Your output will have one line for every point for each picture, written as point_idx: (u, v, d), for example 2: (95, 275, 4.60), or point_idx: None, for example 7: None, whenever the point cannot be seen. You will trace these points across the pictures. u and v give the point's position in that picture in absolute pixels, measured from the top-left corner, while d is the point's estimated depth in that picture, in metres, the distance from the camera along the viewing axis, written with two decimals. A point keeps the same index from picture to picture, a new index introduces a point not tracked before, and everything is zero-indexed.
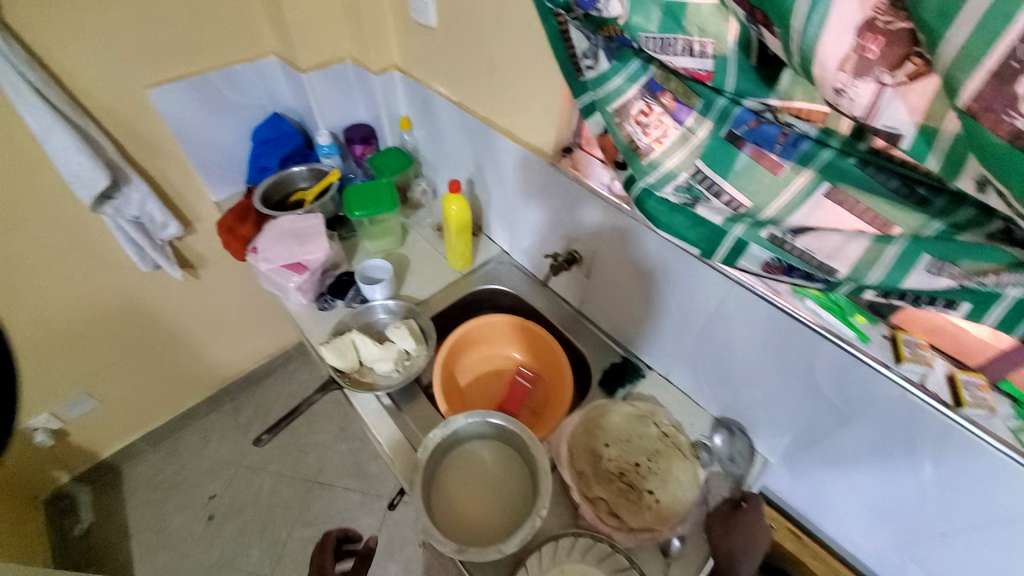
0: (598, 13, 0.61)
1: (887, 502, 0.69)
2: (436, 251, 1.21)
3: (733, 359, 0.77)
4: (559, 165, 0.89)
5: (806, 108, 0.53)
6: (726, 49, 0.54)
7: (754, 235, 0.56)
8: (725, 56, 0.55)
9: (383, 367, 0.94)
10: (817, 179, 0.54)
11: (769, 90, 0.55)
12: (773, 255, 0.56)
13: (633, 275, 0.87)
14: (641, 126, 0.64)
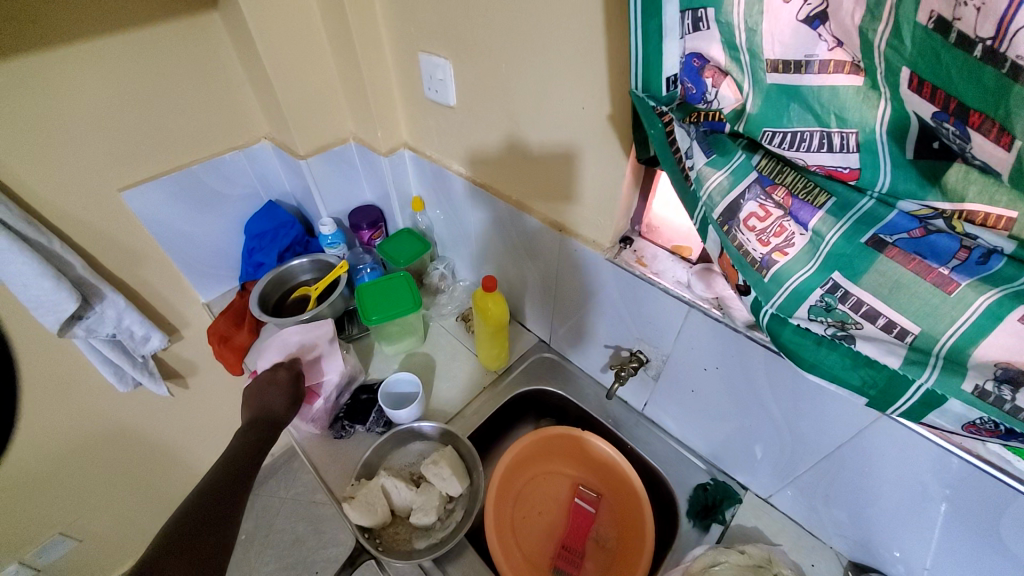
0: (703, 104, 0.51)
1: None
2: (465, 346, 1.06)
3: (873, 493, 0.62)
4: (619, 259, 0.76)
5: (984, 213, 0.38)
6: (877, 140, 0.41)
7: (951, 388, 0.43)
8: (876, 138, 0.41)
9: (423, 520, 0.76)
10: (1008, 302, 0.40)
11: (933, 189, 0.40)
12: (981, 413, 0.43)
13: (720, 384, 0.72)
14: (755, 234, 0.51)
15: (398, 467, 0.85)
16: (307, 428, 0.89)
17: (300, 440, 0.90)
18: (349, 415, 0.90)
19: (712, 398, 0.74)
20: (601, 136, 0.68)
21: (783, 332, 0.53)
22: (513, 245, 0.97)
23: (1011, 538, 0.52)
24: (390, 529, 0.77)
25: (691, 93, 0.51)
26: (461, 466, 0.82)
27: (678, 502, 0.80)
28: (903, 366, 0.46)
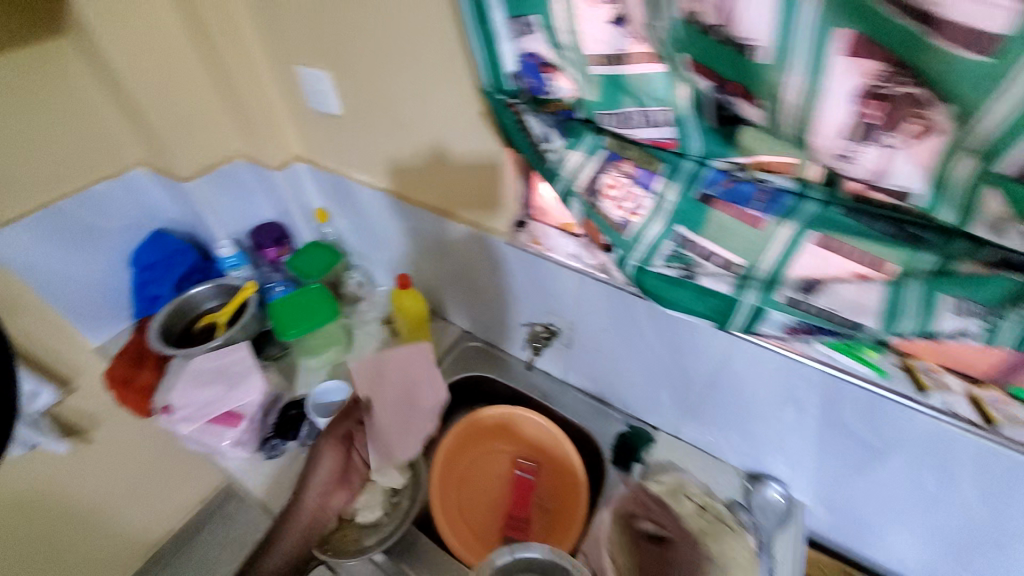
0: (546, 94, 0.60)
1: (939, 527, 0.66)
2: (392, 348, 1.07)
3: (749, 405, 0.73)
4: (517, 241, 0.83)
5: (770, 161, 0.51)
6: (683, 112, 0.51)
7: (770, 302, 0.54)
8: (686, 115, 0.51)
9: (369, 517, 0.79)
10: (801, 229, 0.52)
11: (733, 148, 0.52)
12: (794, 317, 0.55)
13: (619, 339, 0.80)
14: (613, 200, 0.60)
15: None
16: (236, 454, 0.88)
17: (232, 467, 0.88)
18: (279, 433, 0.89)
19: (616, 353, 0.83)
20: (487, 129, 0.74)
21: (648, 280, 0.61)
22: (424, 243, 1.01)
23: (846, 417, 0.64)
24: (336, 535, 0.78)
25: (534, 87, 0.60)
26: (401, 460, 0.84)
27: (602, 451, 0.88)
28: (734, 292, 0.56)
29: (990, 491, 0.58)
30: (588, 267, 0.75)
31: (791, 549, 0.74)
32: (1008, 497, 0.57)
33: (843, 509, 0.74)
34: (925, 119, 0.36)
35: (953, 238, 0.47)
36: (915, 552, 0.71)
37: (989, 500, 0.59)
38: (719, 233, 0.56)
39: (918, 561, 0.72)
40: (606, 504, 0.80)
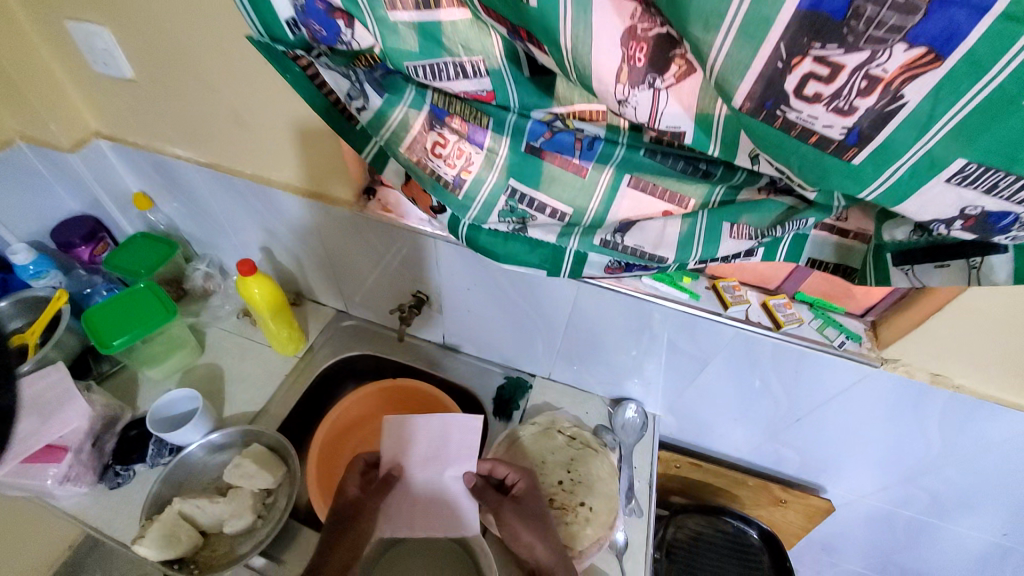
0: (345, 46, 0.52)
1: (753, 414, 0.79)
2: (255, 341, 0.98)
3: (602, 340, 0.81)
4: (367, 210, 0.79)
5: (587, 109, 0.54)
6: (497, 63, 0.51)
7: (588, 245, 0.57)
8: (500, 70, 0.51)
9: (239, 525, 0.73)
10: (617, 174, 0.56)
11: (551, 99, 0.53)
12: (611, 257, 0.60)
13: (484, 295, 0.84)
14: (441, 158, 0.58)
15: (199, 484, 0.79)
16: (67, 492, 0.75)
17: (67, 506, 0.75)
18: (120, 458, 0.77)
19: (485, 311, 0.87)
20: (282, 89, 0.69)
21: (481, 237, 0.62)
22: (272, 223, 0.91)
23: (674, 337, 0.73)
24: (206, 549, 0.73)
25: (324, 36, 0.51)
26: (272, 458, 0.78)
27: (485, 405, 0.92)
28: (558, 240, 0.58)
29: (786, 378, 0.70)
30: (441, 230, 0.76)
31: (646, 457, 0.86)
32: (795, 380, 0.70)
33: (688, 415, 0.87)
34: (684, 58, 0.39)
35: (736, 171, 0.53)
36: (740, 438, 0.86)
37: (784, 385, 0.71)
38: (546, 183, 0.58)
39: (745, 444, 0.87)
40: (489, 450, 0.84)
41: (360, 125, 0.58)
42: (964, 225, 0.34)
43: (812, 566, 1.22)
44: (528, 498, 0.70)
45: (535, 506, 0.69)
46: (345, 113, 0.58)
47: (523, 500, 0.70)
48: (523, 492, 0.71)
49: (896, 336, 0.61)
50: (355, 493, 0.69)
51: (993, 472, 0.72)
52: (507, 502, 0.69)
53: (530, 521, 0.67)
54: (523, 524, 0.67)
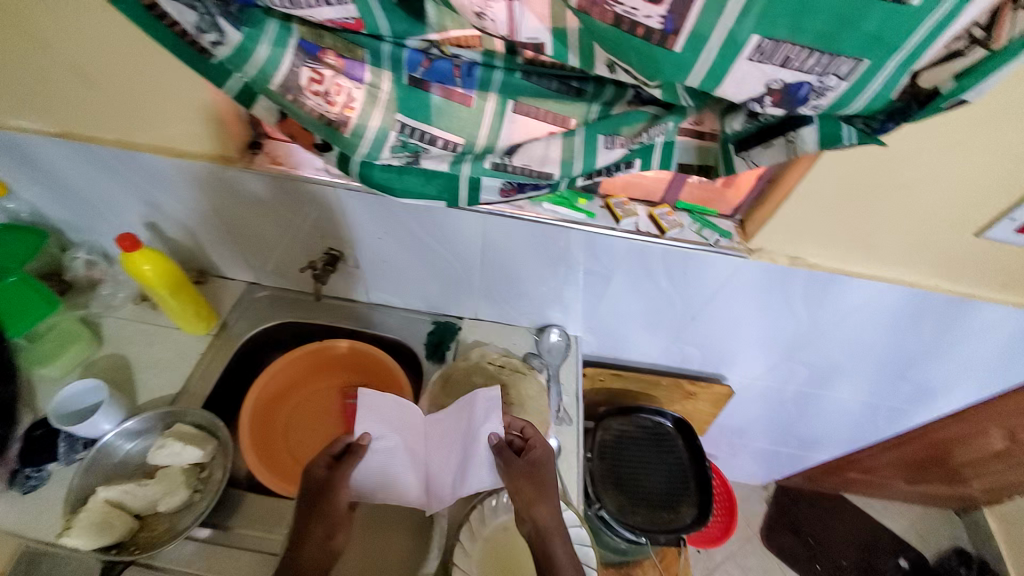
0: None
1: (658, 319, 0.89)
2: (160, 325, 0.92)
3: (518, 273, 0.85)
4: (256, 164, 0.76)
5: (461, 36, 0.56)
6: None
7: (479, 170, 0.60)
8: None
9: (174, 501, 0.72)
10: (501, 100, 0.58)
11: (423, 25, 0.53)
12: (503, 180, 0.63)
13: (395, 244, 0.84)
14: (321, 97, 0.56)
15: (124, 473, 0.75)
16: None
17: None
18: (28, 460, 0.73)
19: (402, 260, 0.87)
20: (143, 40, 0.63)
21: (374, 173, 0.61)
22: (155, 195, 0.84)
23: (580, 258, 0.79)
24: (145, 531, 0.71)
25: None
26: (197, 435, 0.76)
27: (416, 351, 0.95)
28: (451, 168, 0.60)
29: (677, 280, 0.79)
30: (337, 177, 0.74)
31: (572, 374, 0.93)
32: (685, 280, 0.79)
33: (606, 331, 0.95)
34: None
35: (605, 86, 0.58)
36: (653, 344, 0.96)
37: (677, 286, 0.80)
38: (434, 116, 0.58)
39: (657, 349, 0.97)
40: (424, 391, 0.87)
41: (215, 60, 0.54)
42: (773, 100, 0.40)
43: (728, 449, 1.42)
44: (543, 471, 0.67)
45: (544, 474, 0.67)
46: (194, 45, 0.54)
47: (540, 468, 0.67)
48: (540, 460, 0.67)
49: (758, 226, 0.70)
50: (322, 473, 0.66)
51: (850, 335, 0.87)
52: (523, 463, 0.66)
53: (538, 487, 0.66)
54: (530, 493, 0.65)
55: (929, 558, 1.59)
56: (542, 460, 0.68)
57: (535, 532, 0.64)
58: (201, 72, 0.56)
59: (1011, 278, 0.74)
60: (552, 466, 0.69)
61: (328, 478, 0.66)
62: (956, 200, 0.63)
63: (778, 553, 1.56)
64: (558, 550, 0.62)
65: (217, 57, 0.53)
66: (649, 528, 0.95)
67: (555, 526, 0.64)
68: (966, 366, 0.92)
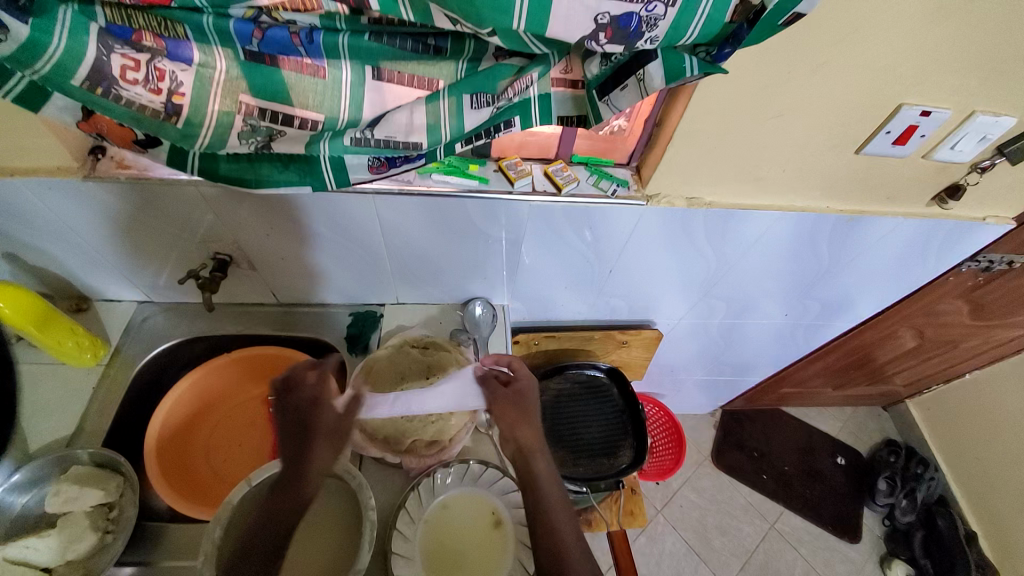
0: None
1: (577, 275, 0.88)
2: (40, 363, 0.83)
3: (425, 251, 0.82)
4: (98, 173, 0.67)
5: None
6: None
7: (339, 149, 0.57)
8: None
9: (83, 547, 0.66)
10: (358, 68, 0.52)
11: None
12: (369, 154, 0.60)
13: (288, 238, 0.78)
14: (142, 86, 0.48)
15: (23, 529, 0.69)
16: None
17: None
18: None
19: (301, 255, 0.81)
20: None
21: (224, 165, 0.57)
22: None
23: (484, 227, 0.76)
24: None
25: None
26: (100, 473, 0.71)
27: (338, 347, 0.90)
28: (309, 148, 0.56)
29: (582, 235, 0.78)
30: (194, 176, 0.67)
31: (502, 344, 0.91)
32: (591, 233, 0.78)
33: (531, 295, 0.94)
34: None
35: (465, 39, 0.52)
36: (580, 301, 0.96)
37: (588, 241, 0.80)
38: (289, 94, 0.51)
39: (584, 306, 0.97)
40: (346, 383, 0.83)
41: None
42: (607, 37, 0.38)
43: (672, 387, 1.49)
44: (527, 400, 0.70)
45: (529, 404, 0.69)
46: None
47: (524, 398, 0.70)
48: (523, 387, 0.71)
49: (650, 171, 0.70)
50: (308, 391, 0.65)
51: (759, 265, 0.90)
52: (508, 394, 0.70)
53: (523, 415, 0.68)
54: (514, 421, 0.67)
55: (859, 450, 1.77)
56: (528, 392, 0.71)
57: (521, 457, 0.65)
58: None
59: (893, 191, 0.78)
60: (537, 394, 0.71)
61: (314, 406, 0.64)
62: (831, 122, 0.64)
63: (729, 470, 1.68)
64: (543, 469, 0.64)
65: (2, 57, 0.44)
66: (594, 476, 0.98)
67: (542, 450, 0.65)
68: (870, 276, 0.98)
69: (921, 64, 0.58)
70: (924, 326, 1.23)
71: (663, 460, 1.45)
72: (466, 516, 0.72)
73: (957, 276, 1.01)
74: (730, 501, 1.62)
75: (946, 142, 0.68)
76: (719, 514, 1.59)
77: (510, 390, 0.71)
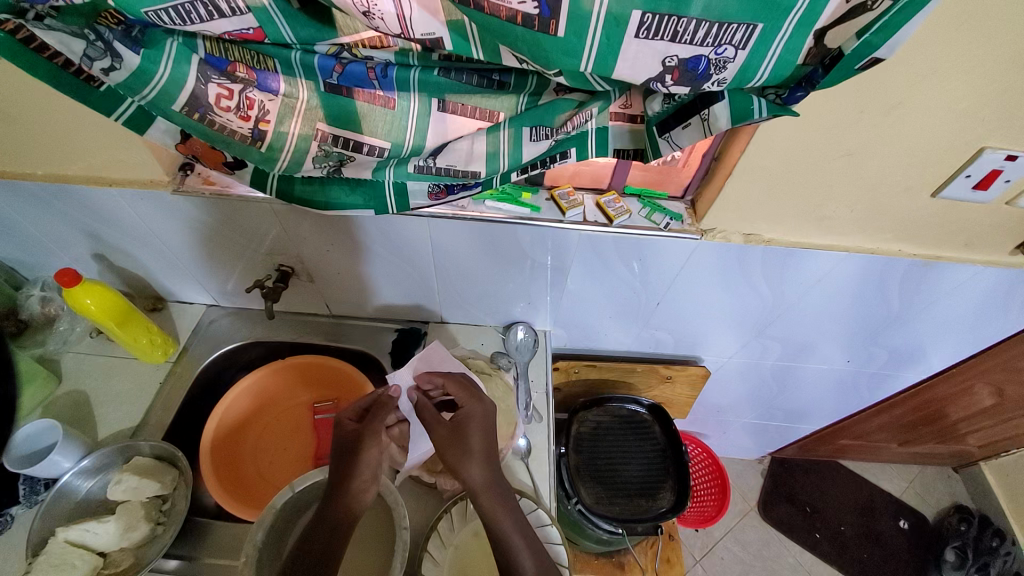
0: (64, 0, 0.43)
1: (622, 306, 0.87)
2: (117, 357, 0.90)
3: (472, 273, 0.83)
4: (186, 188, 0.74)
5: (372, 36, 0.52)
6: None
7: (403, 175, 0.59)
8: (264, 7, 0.46)
9: (135, 536, 0.70)
10: (425, 99, 0.55)
11: (332, 30, 0.50)
12: (429, 181, 0.62)
13: (346, 254, 0.82)
14: (232, 113, 0.52)
15: (85, 511, 0.74)
16: None
17: None
18: None
19: (354, 270, 0.85)
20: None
21: (297, 187, 0.62)
22: (97, 227, 0.82)
23: (532, 253, 0.77)
24: (109, 569, 0.68)
25: None
26: (157, 466, 0.75)
27: (382, 361, 0.93)
28: (374, 175, 0.59)
29: (630, 267, 0.77)
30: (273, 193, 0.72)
31: (542, 370, 0.92)
32: (641, 265, 0.77)
33: (573, 324, 0.94)
34: None
35: (527, 76, 0.54)
36: (623, 332, 0.94)
37: (636, 273, 0.78)
38: (362, 123, 0.55)
39: (627, 337, 0.95)
40: None
41: (104, 86, 0.51)
42: (673, 79, 0.39)
43: (716, 427, 1.41)
44: (471, 433, 0.65)
45: (473, 440, 0.64)
46: (82, 74, 0.50)
47: (466, 431, 0.65)
48: (459, 419, 0.66)
49: (706, 206, 0.68)
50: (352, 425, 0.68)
51: (819, 307, 0.85)
52: (448, 429, 0.65)
53: (460, 452, 0.63)
54: (455, 460, 0.63)
55: (928, 516, 1.59)
56: (478, 423, 0.66)
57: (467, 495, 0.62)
58: (84, 101, 0.52)
59: (973, 237, 0.72)
60: (481, 427, 0.65)
61: (355, 429, 0.67)
62: (905, 163, 0.61)
63: (776, 523, 1.55)
64: (495, 508, 0.60)
65: (112, 83, 0.49)
66: (630, 517, 0.94)
67: (492, 491, 0.61)
68: (944, 326, 0.90)
69: (1011, 105, 0.54)
70: (1006, 383, 1.11)
71: (705, 506, 1.37)
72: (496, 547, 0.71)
73: None
74: (777, 558, 1.50)
75: None
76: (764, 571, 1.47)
77: (452, 424, 0.65)
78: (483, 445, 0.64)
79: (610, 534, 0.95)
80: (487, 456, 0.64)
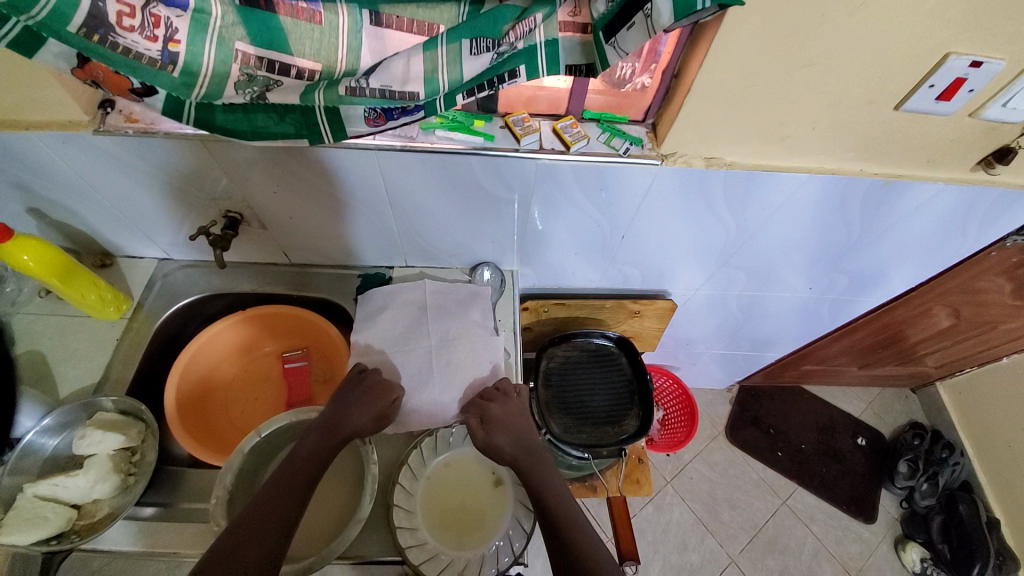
0: None
1: (588, 241, 0.86)
2: (69, 316, 0.87)
3: (432, 214, 0.80)
4: (108, 127, 0.68)
5: None
6: None
7: (332, 99, 0.54)
8: None
9: (108, 487, 0.70)
10: (356, 12, 0.49)
11: None
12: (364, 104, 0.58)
13: (300, 198, 0.78)
14: (138, 33, 0.46)
15: (55, 468, 0.73)
16: None
17: None
18: None
19: (308, 214, 0.81)
20: None
21: (219, 119, 0.57)
22: (21, 177, 0.76)
23: (489, 187, 0.74)
24: (84, 520, 0.69)
25: None
26: (122, 420, 0.75)
27: (347, 307, 0.92)
28: (302, 99, 0.54)
29: (593, 199, 0.75)
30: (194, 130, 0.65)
31: (510, 310, 0.90)
32: (605, 195, 0.74)
33: (541, 264, 0.93)
34: None
35: None
36: (590, 266, 0.93)
37: (598, 203, 0.76)
38: (289, 39, 0.49)
39: (595, 273, 0.95)
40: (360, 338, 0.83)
41: None
42: None
43: (687, 360, 1.46)
44: (509, 418, 0.72)
45: (502, 439, 0.69)
46: None
47: (497, 419, 0.72)
48: (500, 410, 0.73)
49: (667, 128, 0.66)
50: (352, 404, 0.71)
51: (782, 234, 0.85)
52: (488, 411, 0.72)
53: (515, 428, 0.71)
54: (495, 425, 0.71)
55: (882, 432, 1.71)
56: (507, 423, 0.72)
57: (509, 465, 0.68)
58: None
59: (934, 155, 0.71)
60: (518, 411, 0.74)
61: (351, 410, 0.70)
62: (869, 72, 0.58)
63: (742, 446, 1.65)
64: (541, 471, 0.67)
65: None
66: (597, 443, 0.98)
67: (535, 467, 0.68)
68: (907, 248, 0.91)
69: (980, 5, 0.51)
70: (962, 304, 1.16)
71: (675, 432, 1.44)
72: (468, 475, 0.75)
73: (1002, 251, 0.93)
74: (742, 476, 1.61)
75: (999, 99, 0.61)
76: (730, 488, 1.58)
77: (484, 422, 0.71)
78: (514, 439, 0.70)
79: (579, 459, 1.00)
80: (517, 435, 0.71)
